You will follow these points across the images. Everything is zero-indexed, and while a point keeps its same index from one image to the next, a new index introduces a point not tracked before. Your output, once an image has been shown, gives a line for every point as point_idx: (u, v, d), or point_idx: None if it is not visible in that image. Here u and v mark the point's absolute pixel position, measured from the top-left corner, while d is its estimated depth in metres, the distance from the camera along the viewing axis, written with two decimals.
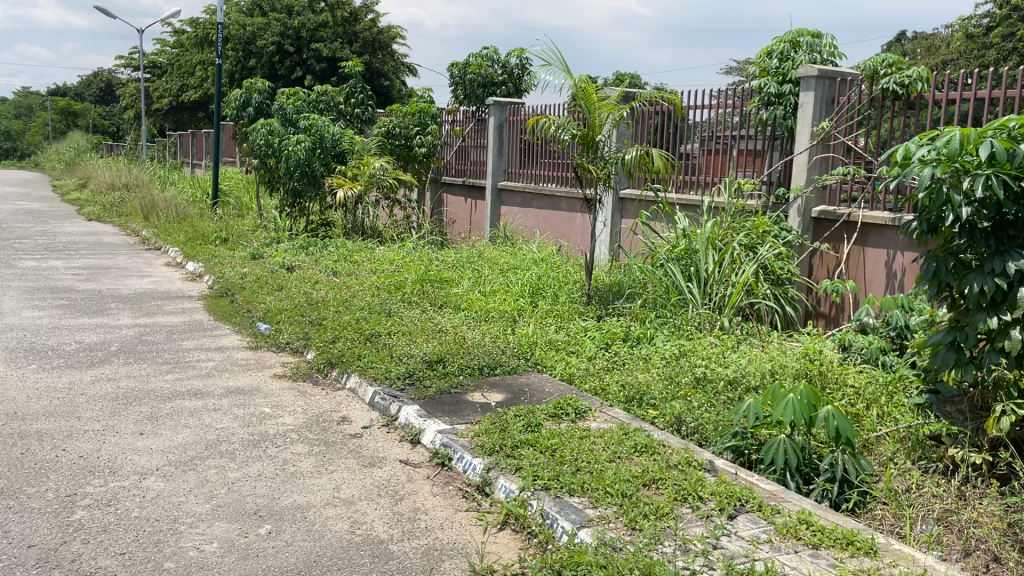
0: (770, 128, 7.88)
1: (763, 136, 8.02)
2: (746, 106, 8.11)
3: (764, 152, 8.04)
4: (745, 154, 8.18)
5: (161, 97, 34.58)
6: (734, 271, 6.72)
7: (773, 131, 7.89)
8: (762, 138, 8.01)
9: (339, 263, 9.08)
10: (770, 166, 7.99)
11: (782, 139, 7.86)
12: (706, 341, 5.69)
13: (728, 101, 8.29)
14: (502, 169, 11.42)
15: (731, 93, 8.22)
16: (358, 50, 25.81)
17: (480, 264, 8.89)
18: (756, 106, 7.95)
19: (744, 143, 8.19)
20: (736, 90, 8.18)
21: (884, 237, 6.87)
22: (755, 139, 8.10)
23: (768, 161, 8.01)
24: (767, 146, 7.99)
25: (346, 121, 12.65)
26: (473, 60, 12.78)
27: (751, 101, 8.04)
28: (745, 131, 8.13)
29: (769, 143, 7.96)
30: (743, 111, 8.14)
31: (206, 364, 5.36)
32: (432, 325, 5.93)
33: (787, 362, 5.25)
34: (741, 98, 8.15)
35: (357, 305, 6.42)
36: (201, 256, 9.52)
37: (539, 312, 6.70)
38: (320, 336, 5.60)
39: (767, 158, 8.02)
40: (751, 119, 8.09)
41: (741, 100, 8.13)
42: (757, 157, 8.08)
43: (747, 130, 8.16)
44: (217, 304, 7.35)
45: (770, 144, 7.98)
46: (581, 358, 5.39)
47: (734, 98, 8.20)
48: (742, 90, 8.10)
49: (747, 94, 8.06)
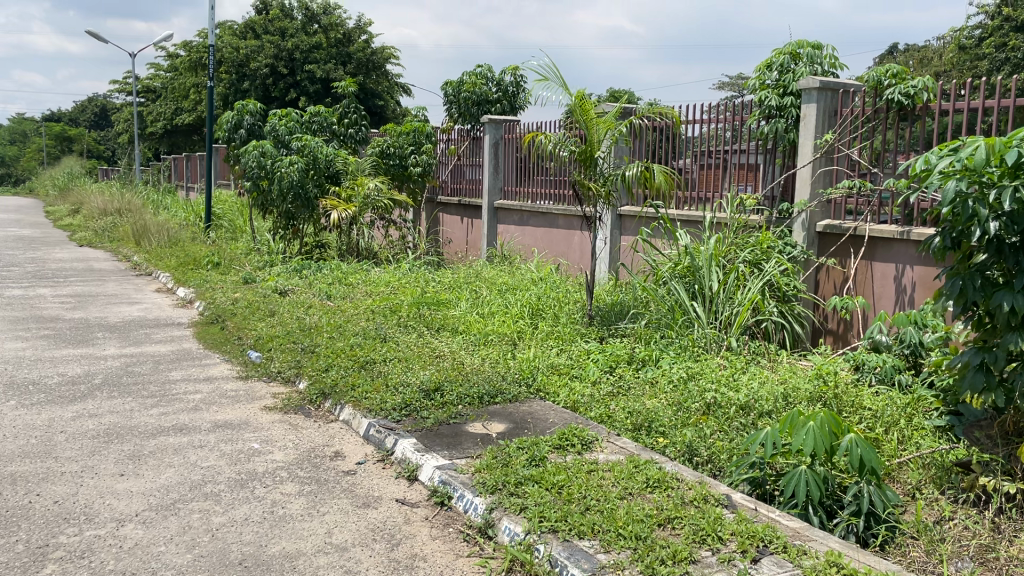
0: (767, 142, 7.73)
1: (759, 150, 7.88)
2: (742, 119, 7.95)
3: (759, 165, 7.91)
4: (742, 168, 8.04)
5: (155, 122, 34.56)
6: (739, 289, 6.52)
7: (769, 145, 7.75)
8: (758, 151, 7.87)
9: (333, 286, 8.87)
10: (768, 180, 7.85)
11: (779, 152, 7.71)
12: (714, 362, 5.47)
13: (723, 114, 8.14)
14: (498, 187, 11.23)
15: (725, 106, 8.06)
16: (352, 70, 25.71)
17: (478, 285, 8.68)
18: (752, 119, 7.79)
19: (740, 156, 8.04)
20: (731, 103, 8.04)
21: (892, 251, 6.69)
22: (750, 152, 7.96)
23: (766, 175, 7.87)
24: (763, 160, 7.86)
25: (339, 142, 12.46)
26: (467, 78, 12.62)
27: (745, 115, 7.89)
28: (740, 145, 7.99)
29: (765, 156, 7.82)
30: (738, 124, 7.99)
31: (194, 397, 5.13)
32: (429, 350, 5.70)
33: (800, 384, 5.03)
34: (736, 111, 7.99)
35: (350, 331, 6.19)
36: (192, 282, 9.32)
37: (540, 334, 6.48)
38: (312, 365, 5.37)
39: (764, 172, 7.89)
40: (747, 133, 7.94)
41: (735, 113, 7.97)
42: (753, 170, 7.95)
43: (742, 144, 8.01)
44: (207, 331, 7.13)
45: (766, 157, 7.84)
46: (585, 383, 5.16)
47: (729, 111, 8.04)
48: (737, 104, 7.94)
49: (743, 108, 7.89)
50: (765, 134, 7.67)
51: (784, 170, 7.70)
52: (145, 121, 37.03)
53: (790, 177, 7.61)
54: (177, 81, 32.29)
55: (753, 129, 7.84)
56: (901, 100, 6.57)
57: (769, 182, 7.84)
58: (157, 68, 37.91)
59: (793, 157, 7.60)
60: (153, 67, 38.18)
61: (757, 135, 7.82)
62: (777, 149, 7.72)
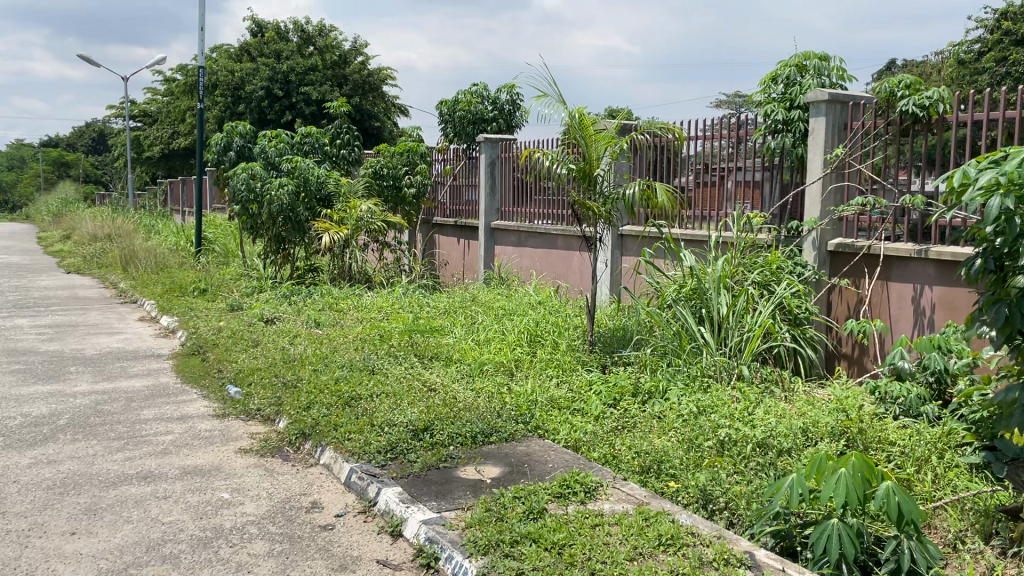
0: (772, 158, 7.42)
1: (760, 167, 7.58)
2: (742, 135, 7.66)
3: (761, 183, 7.62)
4: (742, 186, 7.74)
5: (150, 146, 34.39)
6: (749, 314, 6.14)
7: (771, 162, 7.46)
8: (758, 168, 7.58)
9: (323, 313, 8.50)
10: (771, 198, 7.55)
11: (783, 168, 7.41)
12: (726, 393, 5.08)
13: (722, 130, 7.85)
14: (495, 208, 10.89)
15: (724, 123, 7.77)
16: (348, 92, 25.47)
17: (474, 310, 8.30)
18: (754, 135, 7.50)
19: (739, 173, 7.75)
20: (729, 119, 7.75)
21: (909, 270, 6.37)
22: (750, 169, 7.67)
23: (768, 192, 7.58)
24: (763, 177, 7.57)
25: (331, 163, 12.13)
26: (462, 97, 12.31)
27: (746, 130, 7.60)
28: (740, 161, 7.70)
29: (766, 173, 7.53)
30: (737, 141, 7.71)
31: (164, 438, 4.74)
32: (419, 383, 5.33)
33: (820, 417, 4.64)
34: (734, 127, 7.71)
35: (336, 363, 5.81)
36: (177, 309, 8.96)
37: (539, 363, 6.10)
38: (292, 402, 4.99)
39: (765, 189, 7.59)
40: (748, 149, 7.65)
41: (735, 129, 7.68)
42: (753, 188, 7.67)
43: (742, 160, 7.72)
44: (187, 363, 6.74)
45: (767, 174, 7.56)
46: (587, 419, 4.77)
47: (728, 127, 7.75)
48: (736, 120, 7.65)
49: (742, 124, 7.60)
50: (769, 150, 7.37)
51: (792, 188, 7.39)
52: (141, 146, 36.82)
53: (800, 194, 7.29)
54: (172, 106, 32.08)
55: (753, 146, 7.55)
56: (915, 112, 6.27)
57: (773, 200, 7.53)
58: (153, 92, 37.75)
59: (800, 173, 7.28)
60: (148, 90, 37.99)
61: (760, 151, 7.53)
62: (780, 166, 7.43)
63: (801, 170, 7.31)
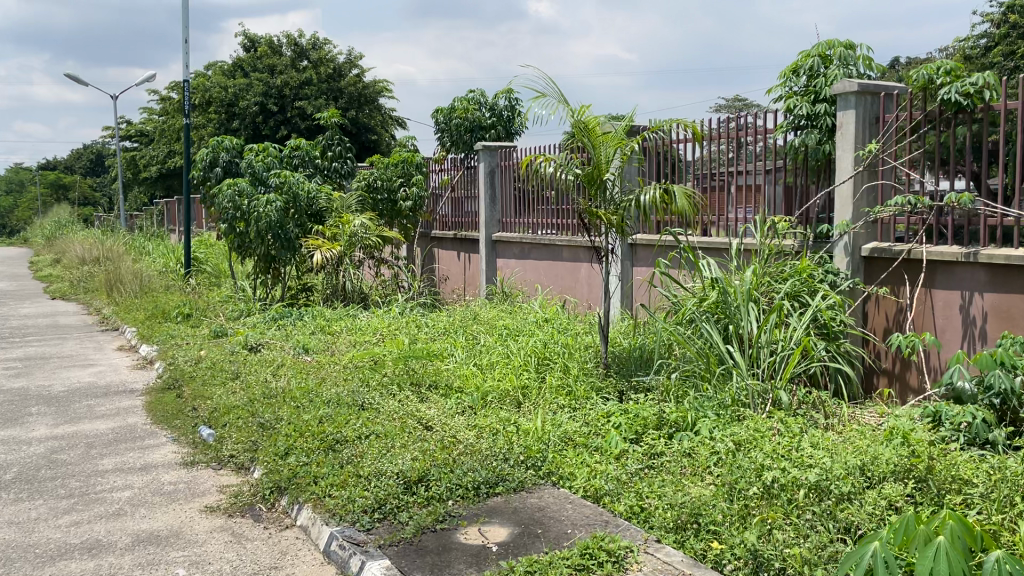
0: (794, 158, 6.83)
1: (761, 170, 7.11)
2: (742, 138, 7.24)
3: (763, 186, 7.12)
4: (744, 190, 7.26)
5: (147, 167, 33.93)
6: (782, 331, 5.50)
7: (772, 164, 6.98)
8: (759, 171, 7.10)
9: (314, 337, 7.90)
10: (775, 202, 7.03)
11: (785, 170, 6.94)
12: (764, 424, 4.44)
13: (722, 134, 7.45)
14: (496, 218, 10.30)
15: (724, 126, 7.36)
16: (344, 105, 24.93)
17: (476, 329, 7.68)
18: (755, 137, 7.07)
19: (742, 178, 7.28)
20: (729, 122, 7.34)
21: (955, 275, 5.77)
22: (753, 173, 7.20)
23: (770, 197, 7.09)
24: (764, 181, 7.08)
25: (323, 177, 11.56)
26: (458, 104, 11.75)
27: (748, 132, 7.16)
28: (742, 165, 7.23)
29: (767, 176, 7.04)
30: (736, 144, 7.29)
31: (121, 496, 4.12)
32: (414, 421, 4.69)
33: (878, 451, 4.00)
34: (733, 130, 7.30)
35: (322, 397, 5.19)
36: (158, 337, 8.36)
37: (548, 391, 5.49)
38: (269, 446, 4.37)
39: (766, 193, 7.10)
40: (750, 152, 7.20)
41: (736, 132, 7.27)
42: (755, 192, 7.17)
43: (745, 164, 7.26)
44: (160, 400, 6.12)
45: (769, 178, 7.06)
46: (607, 459, 4.13)
47: (728, 130, 7.33)
48: (734, 123, 7.27)
49: (745, 125, 7.17)
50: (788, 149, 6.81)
51: (806, 191, 6.83)
52: (136, 167, 36.35)
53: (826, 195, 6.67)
54: (167, 125, 31.54)
55: (755, 148, 7.10)
56: (958, 100, 5.65)
57: (779, 205, 7.01)
58: (150, 112, 37.22)
59: (811, 174, 6.78)
60: (144, 110, 37.42)
61: (780, 151, 6.92)
62: (784, 168, 6.95)
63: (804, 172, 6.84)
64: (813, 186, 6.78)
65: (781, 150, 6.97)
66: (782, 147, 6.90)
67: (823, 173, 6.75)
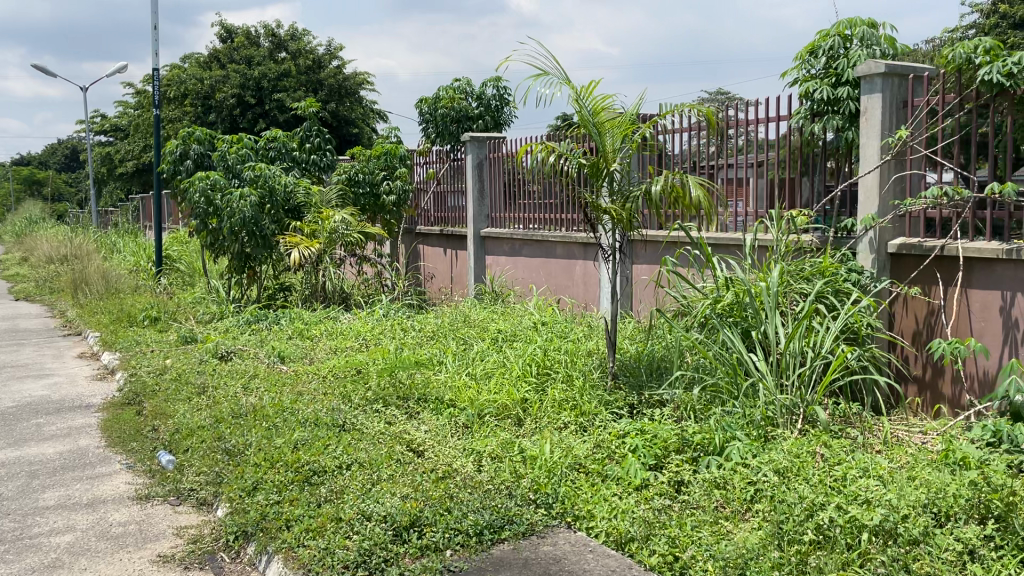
0: (793, 149, 6.42)
1: (748, 163, 6.79)
2: (725, 130, 6.94)
3: (749, 180, 6.77)
4: (731, 184, 6.92)
5: (123, 162, 32.98)
6: (812, 341, 4.96)
7: (759, 157, 6.66)
8: (746, 165, 6.76)
9: (291, 343, 7.28)
10: (762, 196, 6.67)
11: (772, 163, 6.59)
12: (804, 449, 3.90)
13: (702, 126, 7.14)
14: (484, 214, 9.70)
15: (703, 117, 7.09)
16: (324, 97, 24.18)
17: (467, 333, 7.09)
18: (736, 129, 6.78)
19: (728, 171, 6.94)
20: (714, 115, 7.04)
21: (995, 274, 5.26)
22: (738, 166, 6.88)
23: (756, 192, 6.73)
24: (751, 175, 6.74)
25: (302, 170, 10.91)
26: (443, 94, 11.16)
27: (730, 124, 6.87)
28: (727, 159, 6.90)
29: (753, 170, 6.71)
30: (720, 138, 6.98)
31: (59, 542, 3.52)
32: (403, 447, 4.11)
33: (940, 482, 3.46)
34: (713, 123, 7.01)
35: (299, 417, 4.60)
36: (121, 343, 7.71)
37: (550, 407, 4.92)
38: (234, 480, 3.76)
39: (753, 187, 6.73)
40: (732, 145, 6.88)
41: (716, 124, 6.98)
42: (739, 186, 6.81)
43: (729, 158, 6.94)
44: (118, 417, 5.49)
45: (754, 172, 6.74)
46: (629, 495, 3.56)
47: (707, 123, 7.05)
48: (721, 115, 6.93)
49: (727, 118, 6.87)
50: (779, 140, 6.46)
51: (803, 185, 6.41)
52: (110, 163, 35.32)
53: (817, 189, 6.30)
54: (142, 119, 30.60)
55: (737, 141, 6.80)
56: (1000, 81, 5.11)
57: (764, 198, 6.67)
58: (126, 106, 36.17)
59: (797, 168, 6.41)
60: (120, 104, 36.35)
61: (768, 144, 6.60)
62: (770, 161, 6.62)
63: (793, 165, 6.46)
64: (801, 179, 6.41)
65: (765, 143, 6.63)
66: (771, 138, 6.53)
67: (812, 167, 6.35)
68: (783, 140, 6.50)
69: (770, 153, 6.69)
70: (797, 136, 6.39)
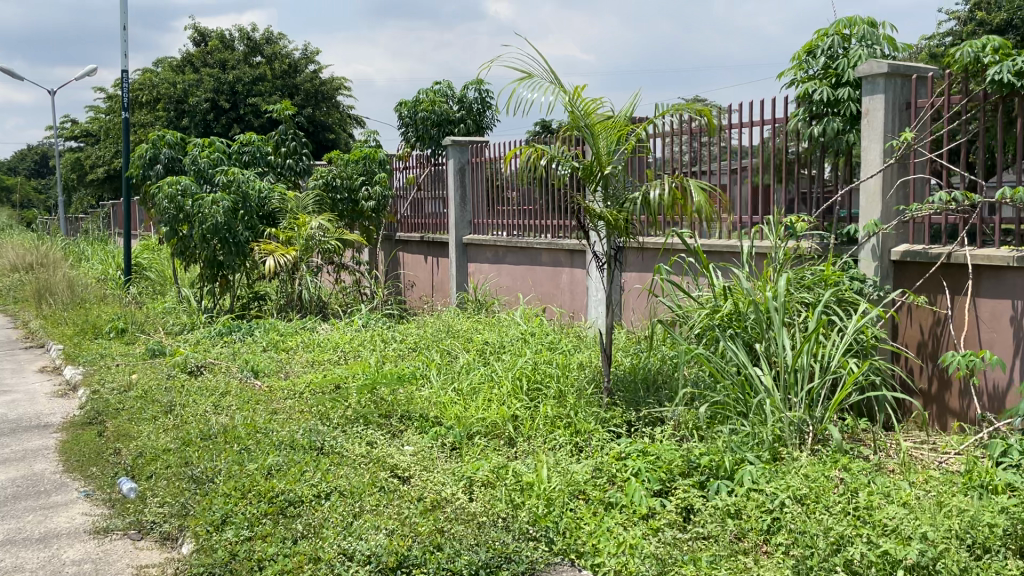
0: (769, 157, 6.32)
1: (725, 170, 6.67)
2: (701, 137, 6.84)
3: (727, 187, 6.68)
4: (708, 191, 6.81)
5: (93, 168, 32.27)
6: (819, 355, 4.69)
7: (736, 164, 6.56)
8: (724, 172, 6.65)
9: (265, 356, 6.90)
10: (739, 203, 6.56)
11: (751, 170, 6.49)
12: (819, 472, 3.62)
13: (682, 131, 7.00)
14: (467, 220, 9.40)
15: (682, 123, 6.95)
16: (300, 102, 23.78)
17: (451, 344, 6.77)
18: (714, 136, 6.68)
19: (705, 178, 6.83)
20: (690, 121, 6.94)
21: (1005, 283, 5.00)
22: (716, 173, 6.75)
23: (736, 198, 6.63)
24: (730, 181, 6.62)
25: (277, 175, 10.55)
26: (424, 97, 10.87)
27: (705, 130, 6.78)
28: (703, 166, 6.81)
29: (731, 177, 6.60)
30: (697, 144, 6.88)
31: None
32: (387, 473, 3.79)
33: (973, 509, 3.20)
34: (692, 129, 6.91)
35: (274, 439, 4.27)
36: (85, 357, 7.31)
37: (542, 425, 4.61)
38: (202, 513, 3.43)
39: (732, 194, 6.63)
40: (710, 151, 6.79)
41: (694, 130, 6.87)
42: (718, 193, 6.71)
43: (706, 164, 6.82)
44: (77, 439, 5.10)
45: (733, 178, 6.62)
46: (636, 526, 3.27)
47: (686, 129, 6.92)
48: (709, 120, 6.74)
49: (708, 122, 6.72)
50: (758, 146, 6.34)
51: (780, 192, 6.28)
52: (80, 168, 34.55)
53: (811, 194, 6.12)
54: (113, 123, 29.95)
55: (715, 148, 6.70)
56: (1010, 81, 4.85)
57: (741, 206, 6.57)
58: (97, 111, 35.48)
59: (775, 174, 6.26)
60: (91, 108, 35.63)
61: (745, 150, 6.49)
62: (749, 167, 6.51)
63: (771, 171, 6.35)
64: (779, 185, 6.26)
65: (744, 149, 6.52)
66: (749, 145, 6.40)
67: (792, 173, 6.21)
68: (760, 146, 6.39)
69: (747, 160, 6.58)
70: (777, 141, 6.27)
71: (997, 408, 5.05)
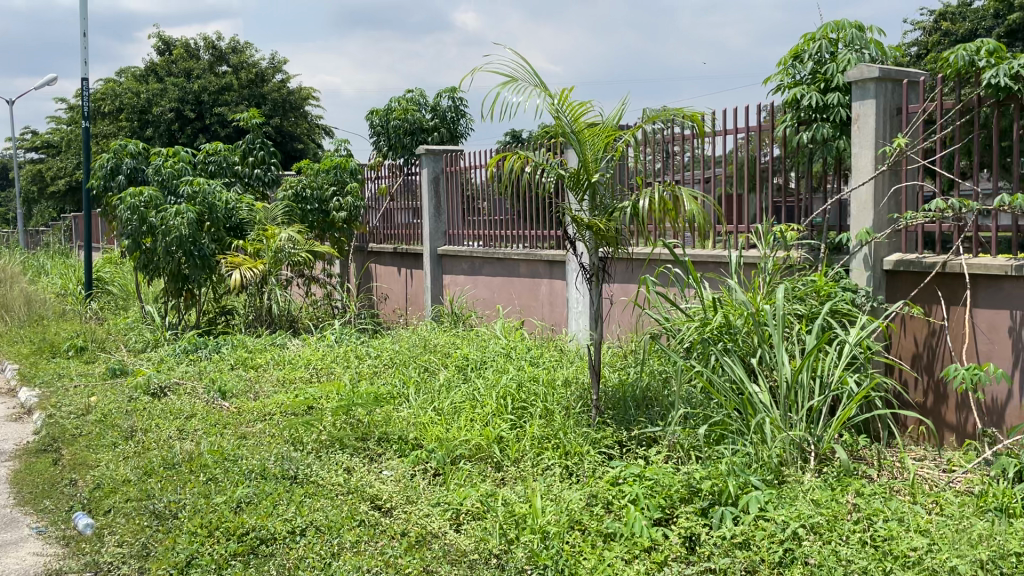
0: (739, 167, 6.25)
1: (695, 180, 6.56)
2: (670, 147, 6.72)
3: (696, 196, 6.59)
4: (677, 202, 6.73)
5: (54, 179, 31.46)
6: (817, 370, 4.48)
7: (706, 174, 6.46)
8: (695, 181, 6.55)
9: (234, 375, 6.56)
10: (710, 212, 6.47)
11: (720, 179, 6.42)
12: (828, 497, 3.41)
13: (651, 141, 6.87)
14: (441, 230, 9.13)
15: (654, 132, 6.81)
16: (267, 112, 23.35)
17: (429, 360, 6.49)
18: (683, 146, 6.56)
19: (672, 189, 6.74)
20: (659, 130, 6.81)
21: (1004, 293, 4.82)
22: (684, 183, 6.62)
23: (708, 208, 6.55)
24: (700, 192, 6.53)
25: (244, 186, 10.21)
26: (395, 105, 10.61)
27: (675, 140, 6.68)
28: (672, 175, 6.69)
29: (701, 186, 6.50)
30: (666, 153, 6.76)
31: None
32: (367, 505, 3.51)
33: (997, 537, 3.00)
34: (662, 138, 6.78)
35: (243, 468, 3.96)
36: (41, 378, 6.91)
37: (530, 447, 4.35)
38: (164, 555, 3.12)
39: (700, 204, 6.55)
40: (678, 161, 6.67)
41: (665, 140, 6.74)
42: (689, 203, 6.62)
43: (675, 173, 6.69)
44: (30, 469, 4.74)
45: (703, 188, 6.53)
46: (639, 561, 3.02)
47: (657, 138, 6.78)
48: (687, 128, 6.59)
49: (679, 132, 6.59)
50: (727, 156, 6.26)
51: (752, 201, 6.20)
52: (40, 179, 33.68)
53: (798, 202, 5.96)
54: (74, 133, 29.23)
55: (683, 159, 6.58)
56: (1006, 84, 4.71)
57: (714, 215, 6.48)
58: (58, 121, 34.61)
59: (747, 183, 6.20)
60: (51, 119, 34.81)
61: (715, 159, 6.38)
62: (718, 176, 6.45)
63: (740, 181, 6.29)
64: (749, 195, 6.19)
65: (713, 158, 6.42)
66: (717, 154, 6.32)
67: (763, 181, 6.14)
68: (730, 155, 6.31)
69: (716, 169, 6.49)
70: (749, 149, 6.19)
71: (998, 420, 4.89)
